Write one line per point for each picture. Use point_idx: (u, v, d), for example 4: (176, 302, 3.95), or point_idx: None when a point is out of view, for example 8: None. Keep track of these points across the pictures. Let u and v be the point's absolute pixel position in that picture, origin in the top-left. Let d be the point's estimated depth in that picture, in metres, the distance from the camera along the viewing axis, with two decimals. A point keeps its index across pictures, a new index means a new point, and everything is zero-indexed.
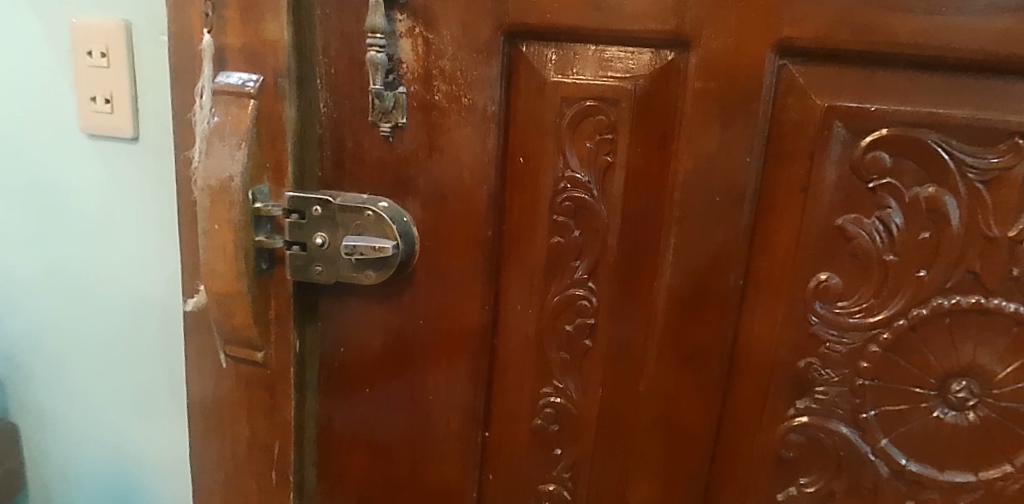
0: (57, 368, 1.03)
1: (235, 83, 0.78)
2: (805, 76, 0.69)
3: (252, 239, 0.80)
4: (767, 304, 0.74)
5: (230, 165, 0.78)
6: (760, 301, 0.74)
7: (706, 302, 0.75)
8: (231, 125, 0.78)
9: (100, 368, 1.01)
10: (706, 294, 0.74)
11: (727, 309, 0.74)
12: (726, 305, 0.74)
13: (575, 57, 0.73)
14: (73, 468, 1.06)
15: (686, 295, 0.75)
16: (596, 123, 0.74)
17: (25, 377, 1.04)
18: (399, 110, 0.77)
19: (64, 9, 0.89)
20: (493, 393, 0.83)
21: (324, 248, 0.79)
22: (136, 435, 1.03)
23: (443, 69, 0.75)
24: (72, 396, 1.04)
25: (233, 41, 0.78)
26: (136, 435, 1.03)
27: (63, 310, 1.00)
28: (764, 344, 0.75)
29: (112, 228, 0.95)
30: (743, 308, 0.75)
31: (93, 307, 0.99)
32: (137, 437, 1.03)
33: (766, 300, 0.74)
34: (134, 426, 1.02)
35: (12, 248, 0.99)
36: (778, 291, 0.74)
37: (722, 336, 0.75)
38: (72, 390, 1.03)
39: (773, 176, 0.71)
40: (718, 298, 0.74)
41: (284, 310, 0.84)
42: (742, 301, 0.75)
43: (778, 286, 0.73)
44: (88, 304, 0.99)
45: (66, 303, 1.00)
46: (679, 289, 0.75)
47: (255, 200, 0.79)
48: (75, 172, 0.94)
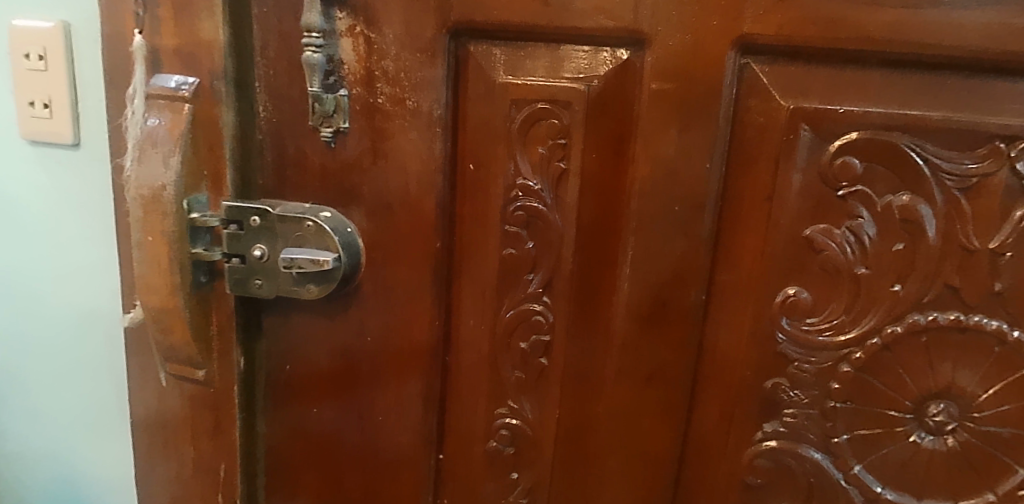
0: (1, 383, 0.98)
1: (169, 86, 0.74)
2: (769, 76, 0.64)
3: (186, 252, 0.75)
4: (732, 320, 0.69)
5: (163, 173, 0.74)
6: (725, 317, 0.69)
7: (667, 318, 0.70)
8: (165, 130, 0.74)
9: (43, 383, 0.97)
10: (667, 309, 0.69)
11: (689, 325, 0.70)
12: (688, 321, 0.69)
13: (524, 58, 0.69)
14: (19, 487, 1.02)
15: (646, 310, 0.70)
16: (548, 128, 0.69)
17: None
18: (341, 114, 0.72)
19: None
20: (446, 413, 0.78)
21: (264, 260, 0.75)
22: (81, 453, 0.98)
23: (387, 70, 0.70)
24: (16, 412, 0.99)
25: (167, 41, 0.74)
26: (81, 453, 0.98)
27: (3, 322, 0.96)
28: (730, 362, 0.70)
29: (50, 238, 0.90)
30: (707, 324, 0.70)
31: (34, 319, 0.94)
32: (82, 455, 0.98)
33: (731, 316, 0.69)
34: (78, 443, 0.98)
35: None
36: (743, 307, 0.69)
37: (684, 354, 0.70)
38: (15, 406, 0.99)
39: (737, 184, 0.67)
40: (680, 314, 0.69)
41: (227, 325, 0.79)
42: (706, 317, 0.70)
43: (744, 301, 0.68)
44: (29, 317, 0.95)
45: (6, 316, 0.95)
46: (638, 305, 0.70)
47: (191, 211, 0.75)
48: (13, 180, 0.90)
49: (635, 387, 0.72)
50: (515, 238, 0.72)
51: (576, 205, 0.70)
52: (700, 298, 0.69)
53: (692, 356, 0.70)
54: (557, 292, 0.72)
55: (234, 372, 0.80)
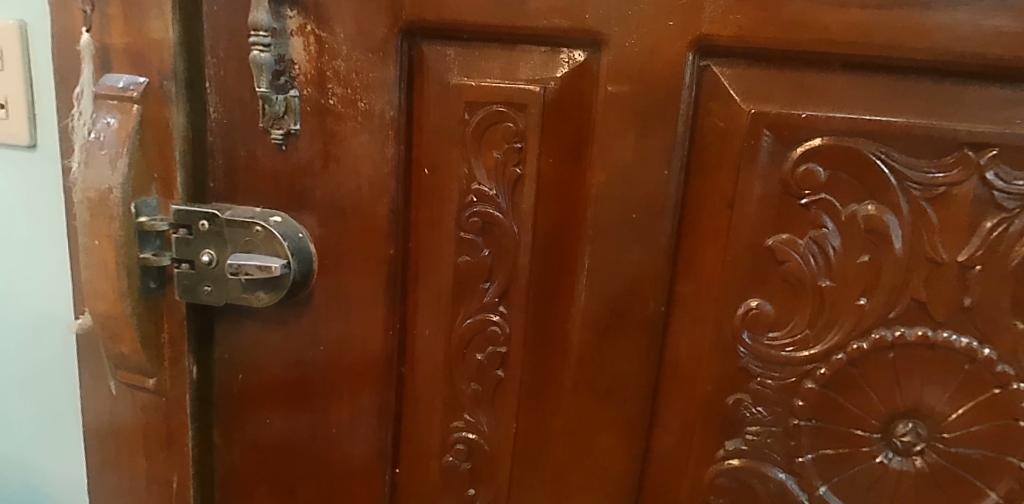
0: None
1: (117, 86, 0.72)
2: (729, 79, 0.62)
3: (133, 257, 0.73)
4: (692, 333, 0.66)
5: (110, 176, 0.71)
6: (685, 330, 0.67)
7: (625, 331, 0.67)
8: (113, 131, 0.72)
9: None
10: (625, 321, 0.67)
11: (648, 337, 0.67)
12: (647, 334, 0.67)
13: (479, 58, 0.66)
14: None
15: (603, 322, 0.67)
16: (504, 131, 0.66)
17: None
18: (291, 116, 0.70)
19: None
20: (402, 426, 0.76)
21: (213, 266, 0.73)
22: (30, 462, 0.96)
23: (338, 70, 0.68)
24: None
25: (116, 40, 0.72)
26: (30, 462, 0.96)
27: None
28: (690, 377, 0.67)
29: (1, 241, 0.89)
30: (666, 337, 0.67)
31: None
32: (31, 463, 0.96)
33: (692, 329, 0.66)
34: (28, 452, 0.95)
35: None
36: (704, 320, 0.66)
37: (643, 369, 0.68)
38: None
39: (697, 191, 0.64)
40: (638, 326, 0.67)
41: (177, 333, 0.77)
42: (666, 329, 0.67)
43: (705, 313, 0.66)
44: None
45: None
46: (595, 316, 0.67)
47: (139, 214, 0.73)
48: None
49: (591, 402, 0.69)
50: (470, 245, 0.69)
51: (532, 212, 0.67)
52: (659, 309, 0.66)
53: (651, 370, 0.68)
54: (514, 302, 0.70)
55: (184, 381, 0.78)
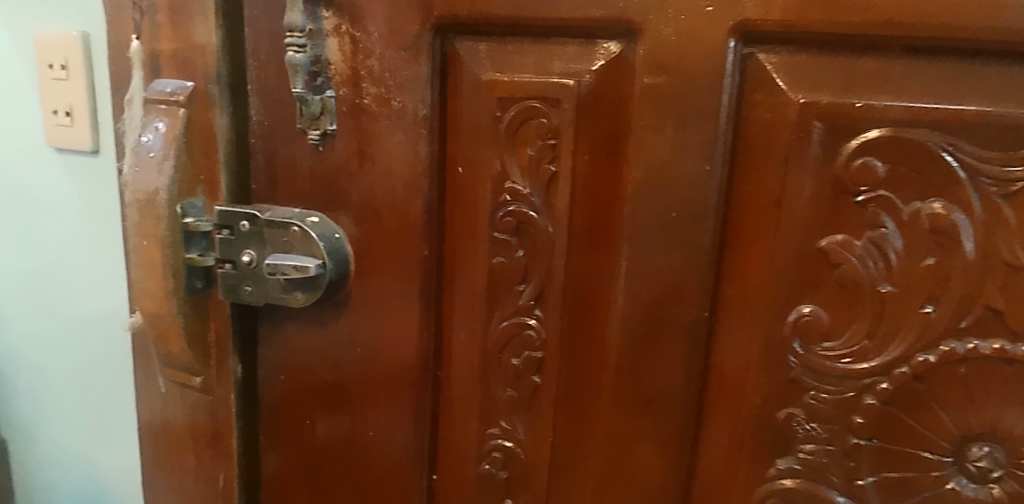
0: (37, 378, 1.05)
1: (165, 91, 0.74)
2: (775, 67, 0.57)
3: (179, 257, 0.75)
4: (739, 342, 0.62)
5: (157, 178, 0.73)
6: (732, 339, 0.62)
7: (665, 338, 0.63)
8: (161, 135, 0.74)
9: (69, 376, 1.02)
10: (666, 328, 0.63)
11: (690, 346, 0.63)
12: (689, 341, 0.63)
13: (512, 53, 0.64)
14: (52, 471, 1.08)
15: (642, 327, 0.64)
16: (538, 127, 0.64)
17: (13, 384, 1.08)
18: (328, 116, 0.69)
19: (29, 22, 0.88)
20: (439, 431, 0.74)
21: (253, 266, 0.73)
22: (101, 445, 1.02)
23: (372, 70, 0.67)
24: (47, 401, 1.05)
25: (165, 46, 0.74)
26: (102, 445, 1.02)
27: (36, 317, 1.02)
28: (737, 389, 0.63)
29: (72, 240, 0.95)
30: (710, 346, 0.63)
31: (61, 316, 1.00)
32: (102, 447, 1.02)
33: (739, 338, 0.62)
34: (99, 437, 1.02)
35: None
36: (751, 327, 0.61)
37: (685, 379, 0.63)
38: (47, 396, 1.05)
39: (741, 188, 0.59)
40: (680, 333, 0.63)
41: (222, 332, 0.78)
42: (710, 338, 0.62)
43: (753, 321, 0.61)
44: (57, 312, 1.00)
45: (38, 311, 1.02)
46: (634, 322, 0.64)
47: (184, 215, 0.74)
48: (42, 185, 0.94)
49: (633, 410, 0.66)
50: (504, 246, 0.67)
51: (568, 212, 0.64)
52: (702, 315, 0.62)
53: (695, 380, 0.63)
54: (550, 306, 0.67)
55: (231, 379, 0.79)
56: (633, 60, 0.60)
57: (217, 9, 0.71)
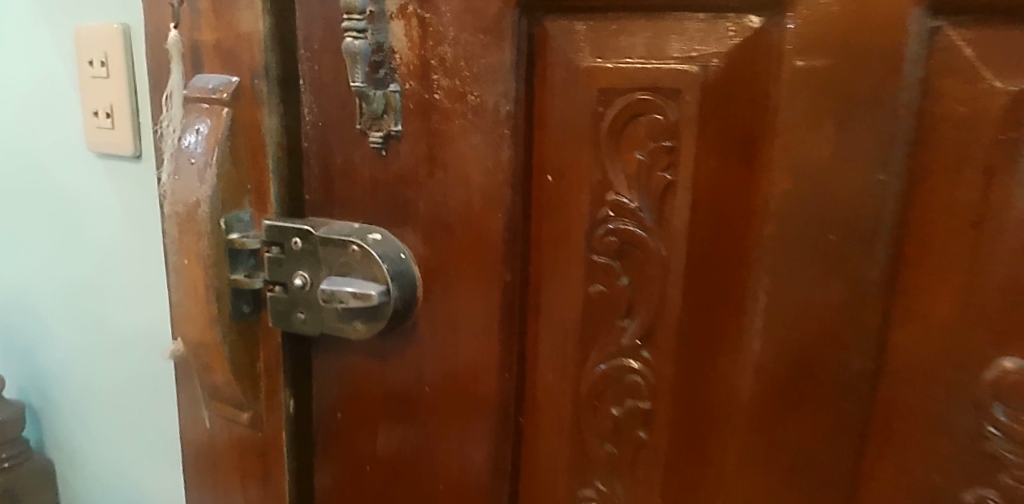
0: (85, 397, 0.99)
1: (207, 87, 0.64)
2: (977, 45, 0.43)
3: (224, 278, 0.65)
4: (913, 399, 0.48)
5: (198, 188, 0.63)
6: (904, 395, 0.48)
7: (813, 390, 0.50)
8: (202, 138, 0.64)
9: (114, 396, 0.95)
10: (814, 378, 0.49)
11: (846, 401, 0.49)
12: (844, 395, 0.49)
13: (617, 34, 0.52)
14: (100, 493, 1.02)
15: (784, 375, 0.50)
16: (649, 125, 0.51)
17: (64, 402, 1.02)
18: (392, 115, 0.58)
19: (69, 16, 0.81)
20: (521, 487, 0.62)
21: (306, 290, 0.63)
22: (147, 471, 0.95)
23: (444, 58, 0.56)
24: (94, 421, 0.99)
25: (207, 36, 0.64)
26: (148, 472, 0.95)
27: (82, 331, 0.95)
28: (908, 459, 0.49)
29: (115, 252, 0.87)
30: (873, 403, 0.49)
31: (106, 332, 0.93)
32: (148, 473, 0.95)
33: (913, 394, 0.48)
34: (145, 463, 0.95)
35: (41, 263, 0.96)
36: (931, 381, 0.47)
37: (838, 442, 0.50)
38: (94, 414, 0.98)
39: (922, 204, 0.45)
40: (833, 385, 0.49)
41: (273, 363, 0.69)
42: (873, 393, 0.49)
43: (933, 373, 0.47)
44: (102, 328, 0.93)
45: (83, 325, 0.95)
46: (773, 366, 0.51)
47: (229, 231, 0.64)
48: (87, 193, 0.87)
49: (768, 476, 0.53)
50: (604, 272, 0.55)
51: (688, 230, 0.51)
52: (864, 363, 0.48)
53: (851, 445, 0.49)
54: (661, 346, 0.54)
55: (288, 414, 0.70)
56: (777, 39, 0.47)
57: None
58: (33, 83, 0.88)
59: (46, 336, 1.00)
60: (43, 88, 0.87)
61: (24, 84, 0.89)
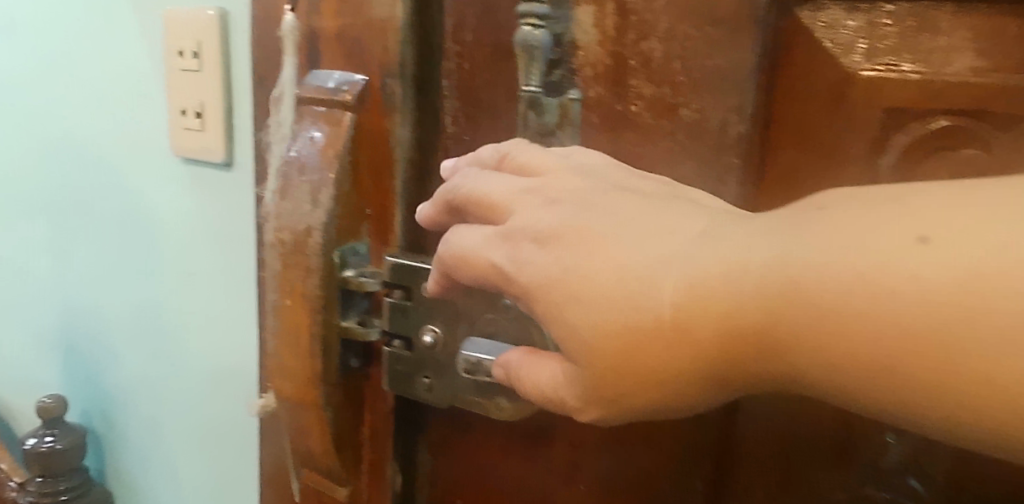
0: (151, 431, 0.88)
1: (326, 86, 0.51)
2: None
3: (334, 324, 0.52)
4: (750, 277, 0.35)
5: (309, 213, 0.50)
6: (922, 240, 0.32)
7: (633, 258, 0.36)
8: (316, 150, 0.51)
9: (182, 433, 0.83)
10: (680, 230, 0.36)
11: (750, 282, 0.35)
12: (668, 259, 0.36)
13: (913, 33, 0.37)
14: None
15: (615, 240, 0.36)
16: (957, 164, 0.37)
17: (128, 433, 0.91)
18: (567, 132, 0.44)
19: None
20: None
21: (437, 350, 0.49)
22: None
23: (650, 57, 0.42)
24: (159, 457, 0.88)
25: (329, 23, 0.51)
26: None
27: (152, 356, 0.84)
28: (799, 366, 0.35)
29: (196, 273, 0.75)
30: (838, 280, 0.33)
31: (179, 360, 0.81)
32: None
33: (943, 257, 0.31)
34: None
35: (114, 276, 0.86)
36: (963, 231, 0.31)
37: (694, 338, 0.35)
38: (159, 450, 0.87)
39: None
40: (777, 244, 0.35)
41: (383, 429, 0.55)
42: (777, 257, 0.35)
43: (906, 221, 0.32)
44: (175, 355, 0.82)
45: (154, 350, 0.84)
46: (578, 224, 0.37)
47: (343, 267, 0.51)
48: (169, 203, 0.76)
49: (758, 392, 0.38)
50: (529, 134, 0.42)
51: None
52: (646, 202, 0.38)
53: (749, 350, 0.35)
54: (528, 202, 0.40)
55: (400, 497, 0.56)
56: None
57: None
58: (116, 76, 0.77)
59: (113, 356, 0.90)
60: (126, 82, 0.76)
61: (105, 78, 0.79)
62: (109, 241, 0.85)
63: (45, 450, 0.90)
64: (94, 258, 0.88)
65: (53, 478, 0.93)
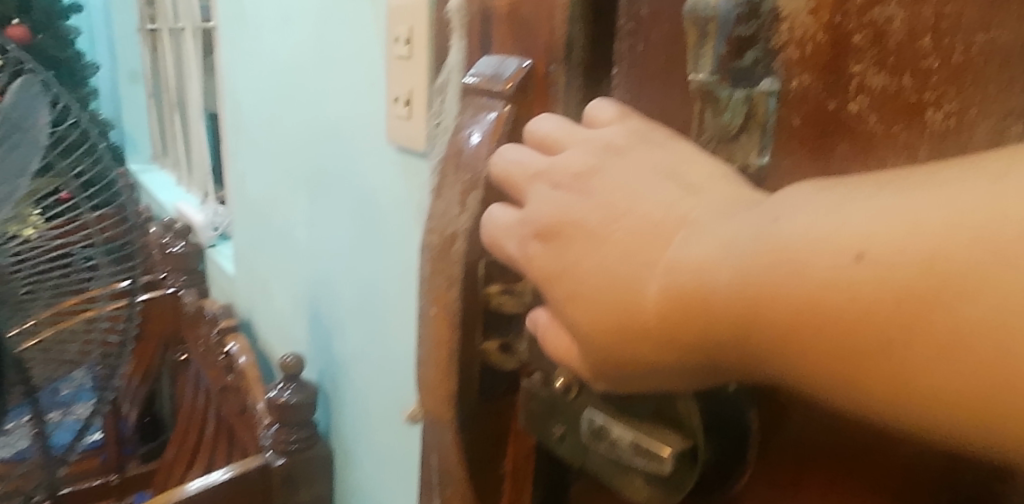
0: (367, 403, 0.91)
1: (492, 74, 0.43)
2: None
3: (474, 347, 0.45)
4: (728, 266, 0.28)
5: (459, 216, 0.43)
6: (857, 258, 0.25)
7: (607, 255, 0.32)
8: (473, 143, 0.43)
9: (391, 409, 0.86)
10: (650, 217, 0.31)
11: (725, 273, 0.28)
12: (651, 258, 0.31)
13: None
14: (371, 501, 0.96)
15: (600, 238, 0.32)
16: None
17: (350, 400, 0.96)
18: (755, 136, 0.32)
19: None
20: None
21: (571, 398, 0.41)
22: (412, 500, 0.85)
23: (885, 31, 0.28)
24: (372, 427, 0.92)
25: (501, 3, 0.44)
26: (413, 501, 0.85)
27: (371, 335, 0.87)
28: (771, 364, 0.27)
29: (407, 263, 0.75)
30: (792, 276, 0.26)
31: (390, 343, 0.83)
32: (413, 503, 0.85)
33: (904, 256, 0.24)
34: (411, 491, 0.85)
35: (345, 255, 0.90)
36: (929, 215, 0.24)
37: (677, 338, 0.29)
38: (372, 421, 0.91)
39: None
40: (743, 232, 0.28)
41: (524, 467, 0.49)
42: (750, 244, 0.28)
43: (875, 218, 0.25)
44: (387, 337, 0.83)
45: (372, 329, 0.87)
46: (575, 213, 0.34)
47: (488, 280, 0.45)
48: (387, 192, 0.77)
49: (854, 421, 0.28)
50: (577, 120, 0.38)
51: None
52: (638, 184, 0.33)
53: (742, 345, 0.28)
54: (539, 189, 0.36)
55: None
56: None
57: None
58: (353, 62, 0.79)
59: (342, 329, 0.95)
60: (360, 68, 0.78)
61: (344, 63, 0.81)
62: (343, 222, 0.89)
63: (282, 402, 0.97)
64: (332, 235, 0.93)
65: (286, 427, 1.00)
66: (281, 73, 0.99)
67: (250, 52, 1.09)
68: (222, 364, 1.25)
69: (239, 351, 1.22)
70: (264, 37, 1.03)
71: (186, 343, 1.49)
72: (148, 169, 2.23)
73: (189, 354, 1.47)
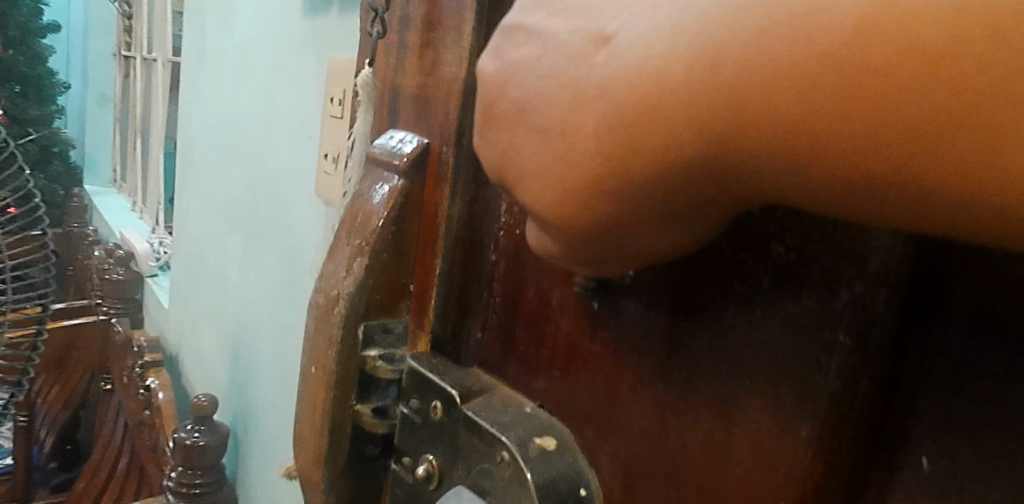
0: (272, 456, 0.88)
1: (392, 147, 0.44)
2: None
3: (347, 409, 0.44)
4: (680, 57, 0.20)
5: (342, 280, 0.43)
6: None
7: (543, 106, 0.24)
8: (369, 213, 0.43)
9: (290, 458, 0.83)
10: (569, 40, 0.24)
11: (676, 66, 0.20)
12: (578, 90, 0.23)
13: None
14: None
15: (539, 99, 0.25)
16: None
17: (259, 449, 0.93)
18: None
19: (328, 48, 0.70)
20: None
21: (431, 487, 0.39)
22: None
23: None
24: (274, 480, 0.88)
25: (409, 79, 0.44)
26: None
27: (281, 385, 0.85)
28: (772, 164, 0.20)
29: None
30: (789, 48, 0.19)
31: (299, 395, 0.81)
32: None
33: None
34: None
35: (268, 304, 0.89)
36: None
37: (659, 155, 0.21)
38: (274, 473, 0.88)
39: None
40: (688, 7, 0.21)
41: None
42: (700, 19, 0.20)
43: None
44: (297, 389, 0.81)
45: (284, 379, 0.85)
46: (517, 68, 0.26)
47: (366, 346, 0.44)
48: (312, 246, 0.76)
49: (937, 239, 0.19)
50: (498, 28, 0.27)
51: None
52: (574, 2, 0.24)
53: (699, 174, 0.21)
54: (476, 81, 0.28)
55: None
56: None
57: (482, 11, 0.39)
58: (292, 114, 0.80)
59: (257, 377, 0.92)
60: (298, 119, 0.79)
61: (288, 113, 0.81)
62: (270, 270, 0.88)
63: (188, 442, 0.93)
64: (258, 283, 0.92)
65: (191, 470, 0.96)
66: (231, 115, 0.99)
67: (206, 92, 1.10)
68: (141, 397, 1.21)
69: (159, 385, 1.18)
70: (220, 79, 1.03)
71: (111, 372, 1.43)
72: (102, 192, 2.19)
73: (113, 384, 1.42)
